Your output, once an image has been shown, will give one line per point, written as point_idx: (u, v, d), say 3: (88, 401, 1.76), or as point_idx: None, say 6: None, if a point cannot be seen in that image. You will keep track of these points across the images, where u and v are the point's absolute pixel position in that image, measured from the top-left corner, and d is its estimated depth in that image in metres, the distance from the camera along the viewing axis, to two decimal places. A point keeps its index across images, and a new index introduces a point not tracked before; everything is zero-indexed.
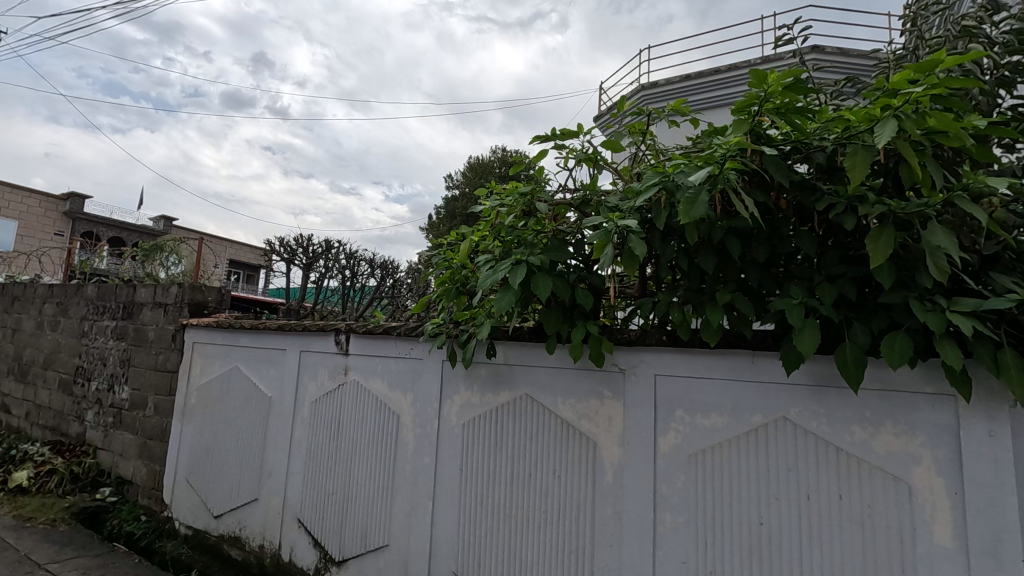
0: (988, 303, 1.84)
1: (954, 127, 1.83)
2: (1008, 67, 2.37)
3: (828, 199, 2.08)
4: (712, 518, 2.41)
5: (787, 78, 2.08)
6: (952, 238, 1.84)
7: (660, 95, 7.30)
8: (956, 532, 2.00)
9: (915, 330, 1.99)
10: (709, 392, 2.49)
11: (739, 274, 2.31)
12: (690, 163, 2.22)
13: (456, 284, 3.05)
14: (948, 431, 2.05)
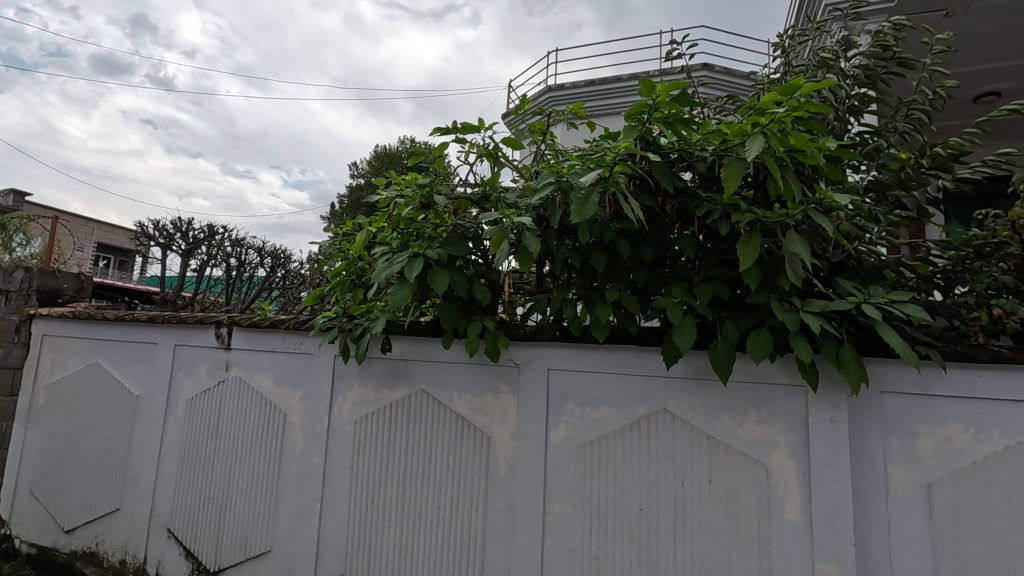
0: (834, 304, 2.09)
1: (811, 147, 2.05)
2: (856, 98, 2.69)
3: (706, 207, 2.25)
4: (597, 505, 2.53)
5: (673, 91, 2.23)
6: (807, 246, 2.06)
7: (563, 97, 7.51)
8: (803, 507, 2.25)
9: (776, 328, 2.21)
10: (597, 385, 2.60)
11: (628, 273, 2.44)
12: (584, 165, 2.30)
13: (352, 276, 2.93)
14: (799, 418, 2.30)
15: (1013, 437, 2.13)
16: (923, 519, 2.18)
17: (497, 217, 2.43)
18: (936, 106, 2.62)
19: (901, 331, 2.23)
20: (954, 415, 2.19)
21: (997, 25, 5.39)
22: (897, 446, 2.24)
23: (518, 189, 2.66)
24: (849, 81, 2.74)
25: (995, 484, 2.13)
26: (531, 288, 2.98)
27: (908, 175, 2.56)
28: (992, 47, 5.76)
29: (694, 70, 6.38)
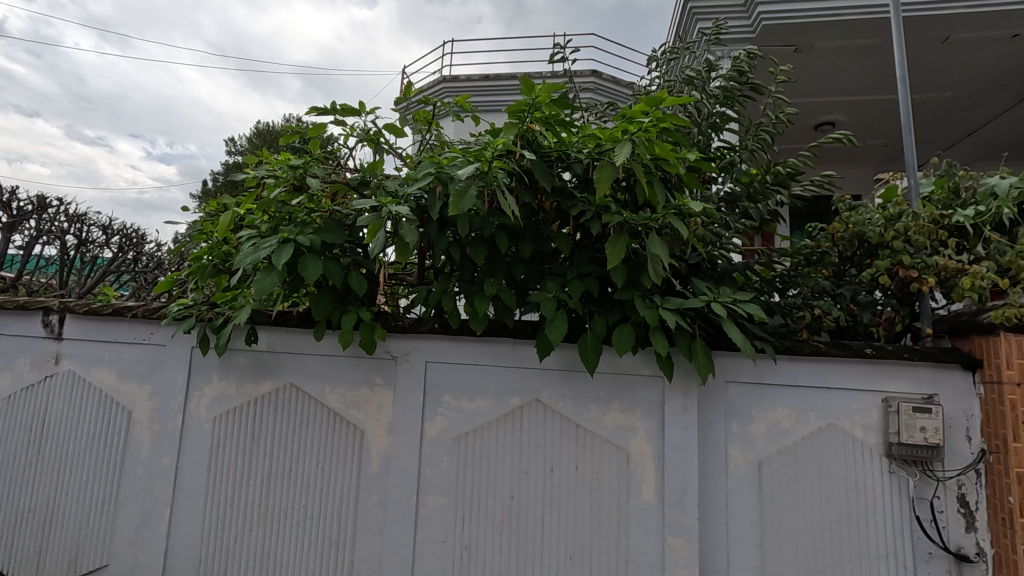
0: (688, 302, 2.30)
1: (672, 156, 2.23)
2: (715, 116, 2.97)
3: (580, 206, 2.37)
4: (470, 496, 2.56)
5: (553, 93, 2.32)
6: (666, 248, 2.24)
7: (452, 89, 7.42)
8: (657, 488, 2.46)
9: (639, 323, 2.38)
10: (475, 377, 2.62)
11: (507, 267, 2.50)
12: (463, 157, 2.31)
13: (214, 261, 2.70)
14: (657, 406, 2.50)
15: (825, 419, 2.50)
16: (754, 493, 2.48)
17: (375, 205, 2.36)
18: (779, 128, 2.96)
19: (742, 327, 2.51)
20: (781, 401, 2.51)
21: (832, 64, 6.23)
22: (736, 430, 2.52)
23: (400, 178, 2.60)
24: (710, 100, 3.01)
25: (809, 460, 2.48)
26: (413, 279, 2.93)
27: (755, 189, 2.87)
28: (828, 83, 6.64)
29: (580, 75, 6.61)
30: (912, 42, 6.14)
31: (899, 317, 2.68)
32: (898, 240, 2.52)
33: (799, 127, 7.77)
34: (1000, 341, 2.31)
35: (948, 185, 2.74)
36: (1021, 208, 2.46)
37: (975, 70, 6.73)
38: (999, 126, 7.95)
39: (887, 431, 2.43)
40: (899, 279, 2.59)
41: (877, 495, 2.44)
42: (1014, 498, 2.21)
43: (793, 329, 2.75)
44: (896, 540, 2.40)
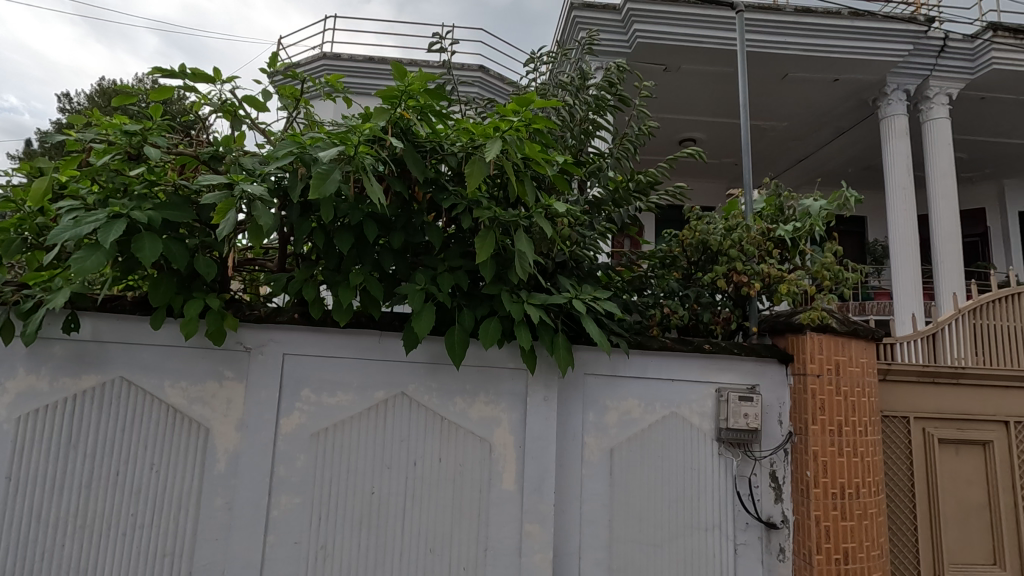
0: (551, 298, 2.41)
1: (541, 156, 2.32)
2: (584, 123, 3.13)
3: (452, 199, 2.38)
4: (328, 493, 2.46)
5: (428, 82, 2.28)
6: (532, 245, 2.32)
7: (316, 67, 6.86)
8: (517, 477, 2.54)
9: (505, 317, 2.45)
10: (337, 370, 2.52)
11: (376, 257, 2.43)
12: (328, 139, 2.21)
13: (24, 234, 2.30)
14: (520, 398, 2.59)
15: (668, 408, 2.75)
16: (606, 478, 2.66)
17: (227, 182, 2.18)
18: (641, 141, 3.19)
19: (601, 323, 2.69)
20: (632, 392, 2.73)
21: (694, 85, 6.87)
22: (592, 419, 2.69)
23: (259, 155, 2.41)
24: (581, 107, 3.15)
25: (654, 445, 2.71)
26: (273, 266, 2.74)
27: (619, 195, 3.08)
28: (689, 102, 7.31)
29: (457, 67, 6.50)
30: (758, 75, 6.96)
31: (732, 317, 3.04)
32: (734, 248, 2.87)
33: (664, 141, 8.45)
34: (806, 339, 2.72)
35: (775, 203, 3.14)
36: (827, 227, 2.90)
37: (805, 106, 7.80)
38: (820, 157, 9.29)
39: (718, 417, 2.74)
40: (733, 283, 2.94)
41: (708, 474, 2.73)
42: (810, 472, 2.62)
43: (644, 326, 2.99)
44: (721, 513, 2.72)
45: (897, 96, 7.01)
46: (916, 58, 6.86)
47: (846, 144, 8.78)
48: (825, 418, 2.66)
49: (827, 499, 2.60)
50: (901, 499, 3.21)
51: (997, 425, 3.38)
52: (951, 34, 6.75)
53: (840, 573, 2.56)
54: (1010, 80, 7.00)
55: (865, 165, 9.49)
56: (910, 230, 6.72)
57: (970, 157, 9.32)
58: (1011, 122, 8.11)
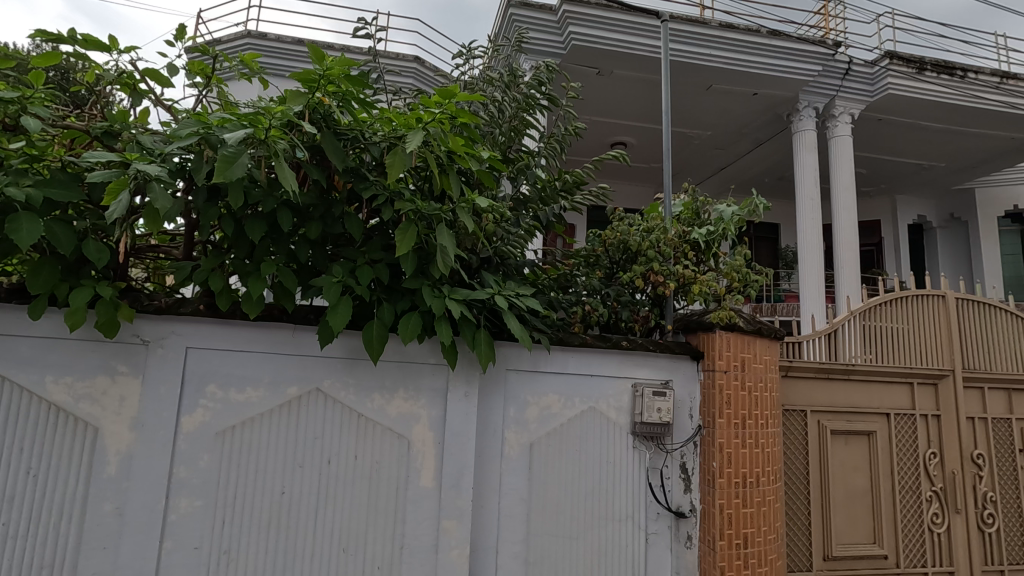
0: (473, 294, 2.40)
1: (464, 150, 2.30)
2: (512, 121, 3.15)
3: (373, 190, 2.32)
4: (233, 494, 2.34)
5: (349, 68, 2.20)
6: (454, 240, 2.30)
7: (230, 45, 6.44)
8: (435, 474, 2.52)
9: (425, 311, 2.42)
10: (247, 365, 2.40)
11: (291, 247, 2.33)
12: (237, 120, 2.09)
13: None
14: (440, 394, 2.57)
15: (587, 403, 2.82)
16: (524, 473, 2.69)
17: (122, 161, 2.02)
18: (567, 141, 3.24)
19: (523, 319, 2.71)
20: (552, 388, 2.77)
21: (625, 91, 7.08)
22: (513, 414, 2.71)
23: (162, 134, 2.25)
24: (510, 104, 3.17)
25: (572, 440, 2.77)
26: (178, 254, 2.56)
27: (546, 194, 3.12)
28: (620, 107, 7.53)
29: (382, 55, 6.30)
30: (685, 84, 7.27)
31: (651, 316, 3.16)
32: (652, 249, 3.00)
33: (595, 143, 8.67)
34: (715, 337, 2.86)
35: (692, 207, 3.27)
36: (738, 232, 3.06)
37: (727, 117, 8.23)
38: (739, 167, 9.83)
39: (634, 412, 2.84)
40: (650, 283, 3.06)
41: (622, 467, 2.83)
42: (716, 463, 2.77)
43: (566, 322, 3.05)
44: (634, 504, 2.82)
45: (808, 113, 7.53)
46: (825, 78, 7.40)
47: (763, 155, 9.34)
48: (730, 412, 2.82)
49: (730, 488, 2.76)
50: (796, 486, 3.47)
51: (880, 417, 3.71)
52: (855, 59, 7.33)
53: (740, 557, 2.73)
54: (903, 105, 7.70)
55: (779, 175, 10.14)
56: (815, 238, 7.24)
57: (870, 173, 10.17)
58: (904, 143, 8.92)
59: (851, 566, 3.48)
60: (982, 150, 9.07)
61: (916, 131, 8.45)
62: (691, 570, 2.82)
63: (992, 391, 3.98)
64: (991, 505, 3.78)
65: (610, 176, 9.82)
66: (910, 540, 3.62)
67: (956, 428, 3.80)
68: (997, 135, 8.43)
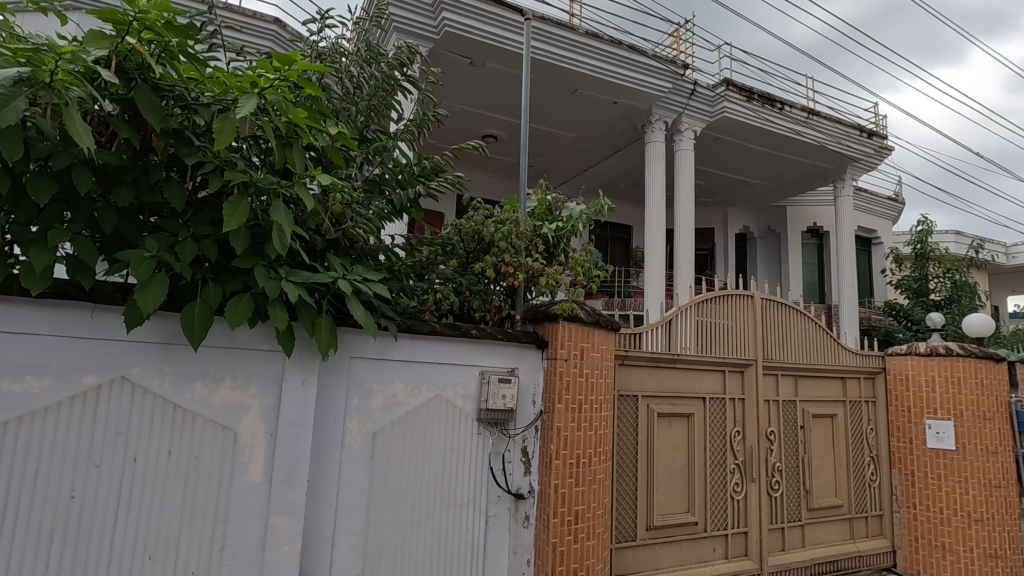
0: (315, 276, 2.28)
1: (306, 122, 2.16)
2: (363, 111, 3.06)
3: (199, 156, 2.08)
4: (4, 501, 1.97)
5: (170, 15, 1.95)
6: (291, 217, 2.15)
7: None
8: (265, 467, 2.35)
9: (259, 293, 2.25)
10: (28, 350, 2.03)
11: (93, 213, 2.02)
12: (16, 57, 1.75)
13: None
14: (274, 382, 2.40)
15: (434, 391, 2.82)
16: (366, 462, 2.62)
17: None
18: (424, 127, 3.21)
19: (370, 305, 2.64)
20: (398, 375, 2.74)
21: (496, 84, 7.18)
22: (356, 403, 2.62)
23: None
24: (368, 82, 3.06)
25: (417, 428, 2.76)
26: None
27: (402, 177, 3.05)
28: (491, 100, 7.62)
29: (228, 8, 5.67)
30: (552, 86, 7.56)
31: (503, 306, 3.25)
32: (504, 242, 3.06)
33: (465, 134, 8.68)
34: (559, 327, 3.05)
35: (544, 204, 3.41)
36: (584, 230, 3.28)
37: (590, 121, 8.72)
38: (598, 170, 10.49)
39: (480, 399, 2.91)
40: (502, 274, 3.15)
41: (466, 453, 2.88)
42: (553, 445, 2.94)
43: (417, 310, 3.03)
44: (477, 489, 2.89)
45: (659, 126, 8.24)
46: (674, 96, 8.16)
47: (620, 161, 10.06)
48: (568, 398, 3.02)
49: (565, 469, 2.96)
50: (626, 465, 3.81)
51: (698, 401, 4.21)
52: (699, 82, 8.19)
53: (570, 532, 2.93)
54: (735, 128, 8.75)
55: (634, 181, 11.00)
56: (659, 240, 7.97)
57: (707, 186, 11.44)
58: (735, 162, 10.17)
59: (668, 533, 3.91)
60: (793, 174, 10.66)
61: (745, 152, 9.66)
62: (528, 548, 2.96)
63: (784, 378, 4.71)
64: (778, 474, 4.47)
65: (480, 169, 9.93)
66: (716, 508, 4.16)
67: (755, 409, 4.43)
68: (805, 162, 9.95)
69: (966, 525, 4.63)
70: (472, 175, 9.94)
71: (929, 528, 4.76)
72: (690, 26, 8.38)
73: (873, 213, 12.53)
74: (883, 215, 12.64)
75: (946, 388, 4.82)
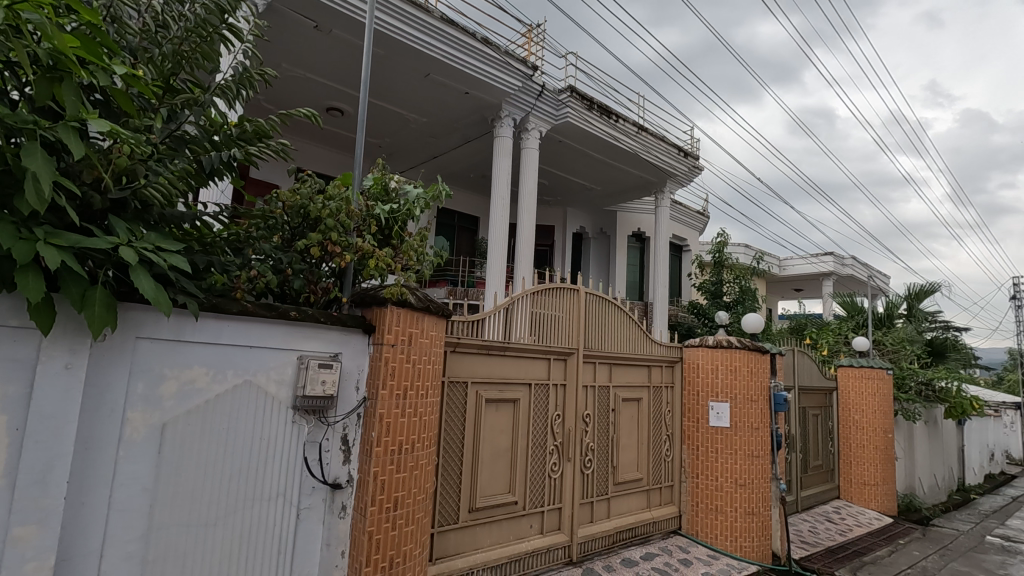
0: (87, 241, 1.91)
1: (78, 53, 1.79)
2: (169, 56, 2.64)
3: None
4: None
5: None
6: (51, 165, 1.77)
7: None
8: (7, 469, 1.93)
9: (4, 257, 1.84)
10: None
11: None
12: None
13: None
14: (24, 366, 1.98)
15: (241, 376, 2.56)
16: (151, 458, 2.29)
17: None
18: (247, 83, 2.86)
19: (166, 279, 2.31)
20: (198, 359, 2.44)
21: (342, 54, 6.76)
22: (140, 390, 2.28)
23: None
24: (176, 23, 2.65)
25: (219, 417, 2.48)
26: None
27: (216, 137, 2.70)
28: (337, 69, 7.16)
29: None
30: (403, 66, 7.34)
31: (330, 288, 3.08)
32: (332, 219, 2.87)
33: (306, 103, 8.07)
34: (387, 312, 2.99)
35: (381, 183, 3.26)
36: (421, 215, 3.22)
37: (441, 108, 8.66)
38: (448, 159, 10.49)
39: (296, 385, 2.72)
40: (328, 253, 2.96)
41: (276, 444, 2.66)
42: (374, 433, 2.89)
43: (227, 287, 2.72)
44: (288, 482, 2.69)
45: (507, 122, 8.46)
46: (524, 95, 8.42)
47: (469, 153, 10.16)
48: (393, 384, 2.99)
49: (386, 456, 2.92)
50: (452, 450, 3.88)
51: (524, 387, 4.43)
52: (546, 84, 8.58)
53: (388, 519, 2.91)
54: (576, 133, 9.34)
55: (482, 174, 11.20)
56: (502, 233, 8.23)
57: (550, 185, 12.10)
58: (575, 165, 10.88)
59: (489, 514, 4.07)
60: (623, 182, 11.74)
61: (585, 157, 10.37)
62: (343, 539, 2.87)
63: (602, 365, 5.16)
64: (590, 453, 4.90)
65: (317, 140, 9.32)
66: (535, 487, 4.43)
67: (575, 394, 4.79)
68: (633, 172, 11.01)
69: (734, 489, 5.51)
70: (308, 146, 9.28)
71: (706, 494, 5.60)
72: (541, 30, 8.72)
73: (685, 224, 14.34)
74: (692, 226, 14.54)
75: (726, 375, 5.70)
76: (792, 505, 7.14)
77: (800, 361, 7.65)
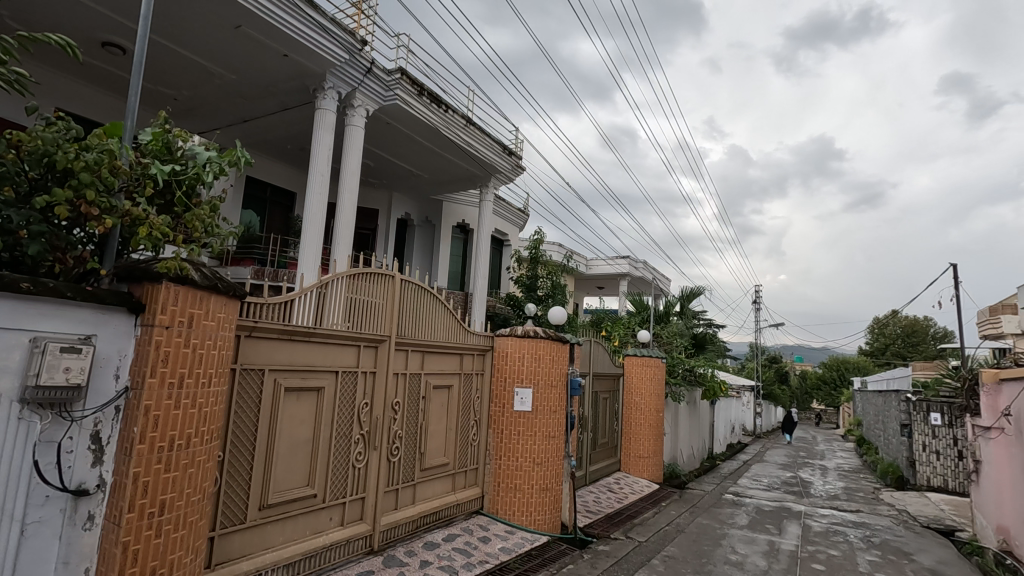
0: None
1: None
2: None
3: None
4: None
5: None
6: None
7: None
8: None
9: None
10: None
11: None
12: None
13: None
14: None
15: None
16: None
17: None
18: None
19: None
20: None
21: None
22: None
23: None
24: None
25: None
26: None
27: None
28: None
29: None
30: (208, 9, 6.43)
31: (86, 258, 2.56)
32: (88, 174, 2.37)
33: (72, 30, 6.64)
34: (160, 289, 2.60)
35: (162, 139, 2.80)
36: (213, 182, 2.85)
37: (253, 68, 7.78)
38: (259, 125, 9.49)
39: (26, 373, 2.20)
40: (82, 215, 2.44)
41: None
42: (137, 428, 2.50)
43: None
44: (7, 493, 2.17)
45: (331, 95, 7.92)
46: (350, 69, 7.94)
47: (286, 121, 9.31)
48: (165, 371, 2.62)
49: (151, 454, 2.55)
50: (241, 443, 3.53)
51: (330, 374, 4.22)
52: (375, 62, 8.19)
53: (150, 526, 2.55)
54: (405, 116, 9.14)
55: (299, 146, 10.36)
56: (319, 211, 7.67)
57: (375, 167, 11.70)
58: (403, 149, 10.65)
59: (283, 510, 3.80)
60: (450, 173, 11.85)
61: (413, 142, 10.21)
62: (87, 554, 2.44)
63: (414, 353, 5.14)
64: (398, 441, 4.86)
65: (75, 74, 7.67)
66: (336, 480, 4.25)
67: (384, 381, 4.71)
68: (461, 164, 11.18)
69: (532, 468, 5.96)
70: (57, 80, 7.57)
71: (507, 474, 5.96)
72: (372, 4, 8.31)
73: (506, 220, 15.04)
74: (513, 223, 15.32)
75: (531, 362, 6.13)
76: (582, 479, 7.99)
77: (596, 351, 8.57)
